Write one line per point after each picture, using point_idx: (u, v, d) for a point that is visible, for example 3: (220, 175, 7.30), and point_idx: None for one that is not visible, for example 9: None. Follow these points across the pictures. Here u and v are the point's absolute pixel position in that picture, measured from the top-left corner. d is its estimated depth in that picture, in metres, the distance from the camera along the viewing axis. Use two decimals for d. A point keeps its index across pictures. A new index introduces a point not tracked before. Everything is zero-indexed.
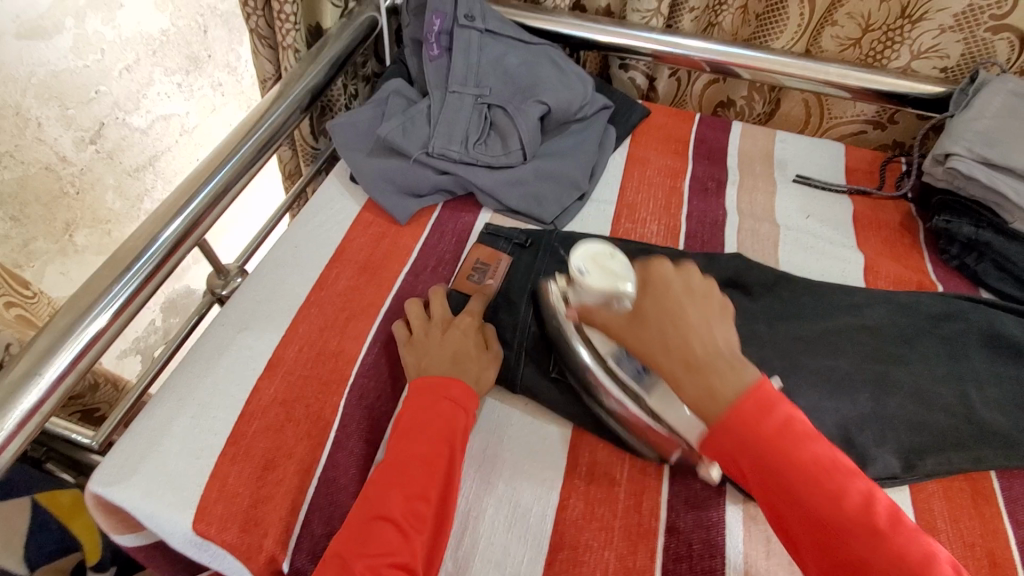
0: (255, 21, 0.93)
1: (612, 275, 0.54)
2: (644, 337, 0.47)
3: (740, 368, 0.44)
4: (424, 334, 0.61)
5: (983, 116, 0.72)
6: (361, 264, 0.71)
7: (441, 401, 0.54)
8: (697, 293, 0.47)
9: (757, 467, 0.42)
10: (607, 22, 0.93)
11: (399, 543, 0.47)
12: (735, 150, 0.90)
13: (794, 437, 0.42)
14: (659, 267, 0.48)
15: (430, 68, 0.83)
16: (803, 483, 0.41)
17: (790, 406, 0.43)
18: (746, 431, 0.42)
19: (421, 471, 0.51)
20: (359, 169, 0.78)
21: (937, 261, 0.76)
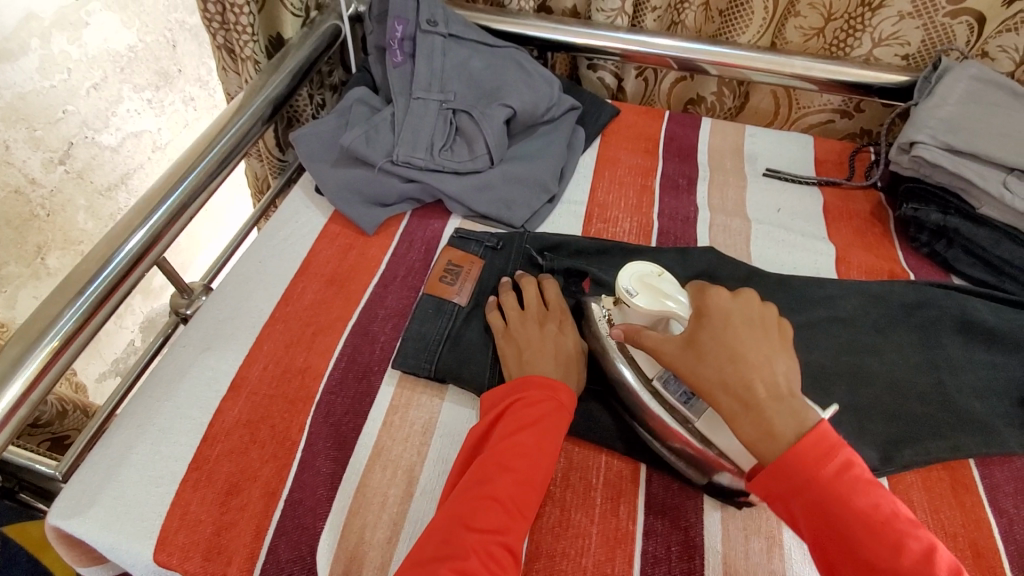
0: (218, 37, 0.91)
1: (662, 297, 0.53)
2: (700, 369, 0.49)
3: (800, 411, 0.45)
4: (523, 328, 0.61)
5: (946, 103, 0.72)
6: (328, 276, 0.70)
7: (549, 399, 0.53)
8: (759, 331, 0.49)
9: (809, 510, 0.43)
10: (572, 23, 0.93)
11: (508, 526, 0.47)
12: (705, 146, 0.90)
13: (854, 486, 0.42)
14: (716, 300, 0.51)
15: (394, 75, 0.81)
16: (862, 535, 0.41)
17: (854, 456, 0.44)
18: (807, 476, 0.43)
19: (528, 459, 0.50)
20: (323, 181, 0.76)
21: (908, 249, 0.76)
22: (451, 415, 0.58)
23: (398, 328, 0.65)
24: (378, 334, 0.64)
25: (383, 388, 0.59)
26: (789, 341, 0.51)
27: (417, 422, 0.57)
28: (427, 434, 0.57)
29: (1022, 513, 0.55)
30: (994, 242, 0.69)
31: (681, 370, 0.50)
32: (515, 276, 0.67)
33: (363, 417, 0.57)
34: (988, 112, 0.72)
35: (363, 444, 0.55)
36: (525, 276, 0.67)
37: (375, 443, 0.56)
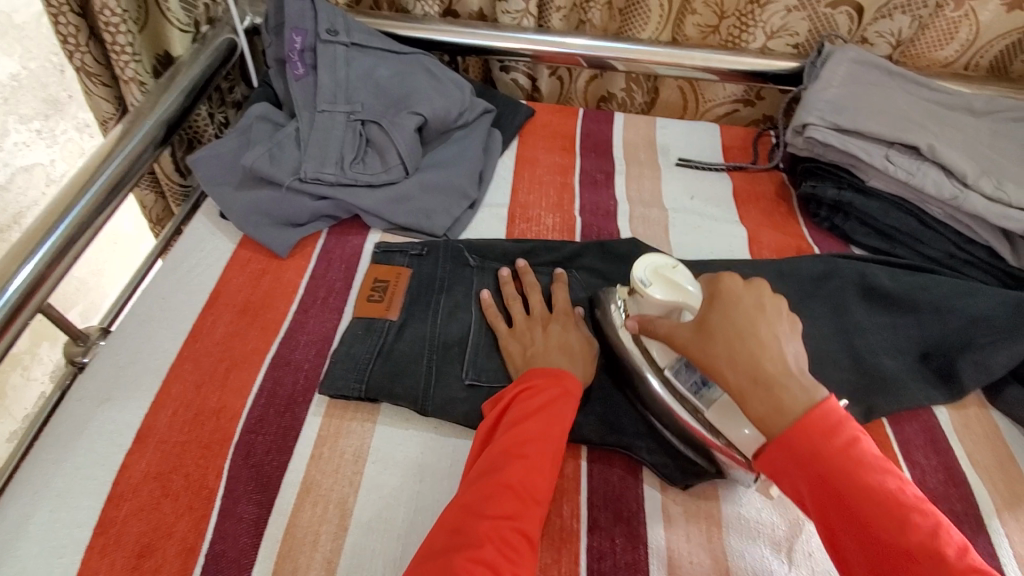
0: (79, 59, 0.84)
1: (679, 290, 0.54)
2: (710, 350, 0.49)
3: (806, 384, 0.46)
4: (528, 329, 0.60)
5: (830, 87, 0.77)
6: (240, 306, 0.66)
7: (555, 386, 0.53)
8: (769, 310, 0.50)
9: (816, 478, 0.44)
10: (479, 26, 0.93)
11: (523, 513, 0.45)
12: (619, 141, 0.92)
13: (854, 455, 0.43)
14: (728, 282, 0.52)
15: (296, 87, 0.78)
16: (870, 507, 0.42)
17: (858, 432, 0.45)
18: (806, 447, 0.44)
19: (537, 446, 0.49)
20: (228, 206, 0.72)
21: (811, 225, 0.81)
22: (381, 435, 0.56)
23: (322, 354, 0.61)
24: (301, 362, 0.60)
25: (310, 419, 0.56)
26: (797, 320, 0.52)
27: (348, 451, 0.54)
28: (359, 462, 0.54)
29: (931, 462, 0.59)
30: (884, 211, 0.74)
31: (691, 352, 0.51)
32: (519, 268, 0.67)
33: (288, 453, 0.54)
34: (868, 92, 0.77)
35: (291, 482, 0.52)
36: (528, 278, 0.66)
37: (304, 479, 0.52)
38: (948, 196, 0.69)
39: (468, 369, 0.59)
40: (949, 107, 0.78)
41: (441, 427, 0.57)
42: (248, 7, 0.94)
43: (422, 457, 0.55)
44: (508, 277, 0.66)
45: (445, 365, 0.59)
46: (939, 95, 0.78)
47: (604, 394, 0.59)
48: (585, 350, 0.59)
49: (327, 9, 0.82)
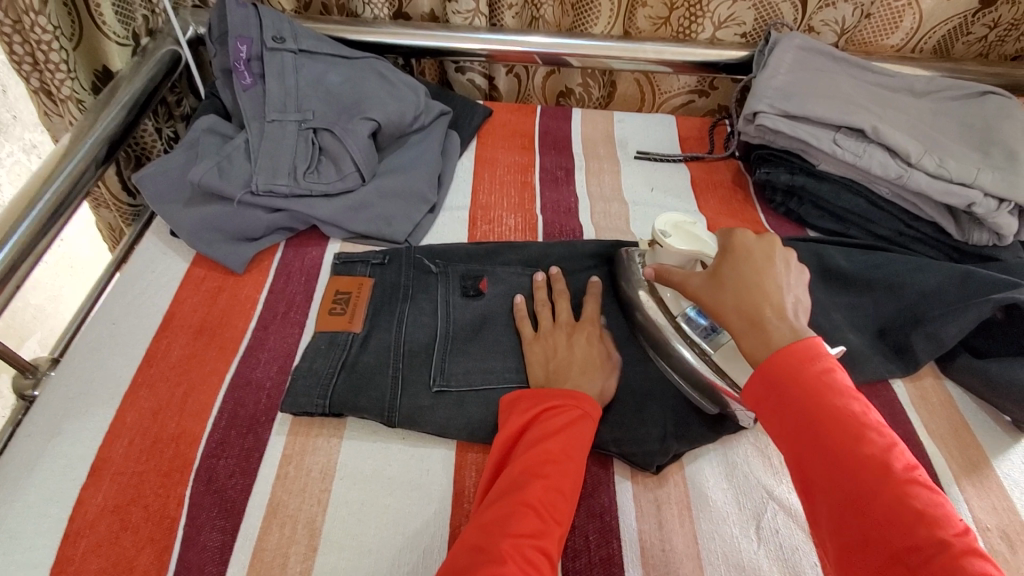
0: (34, 82, 0.81)
1: (697, 240, 0.61)
2: (717, 293, 0.52)
3: (799, 328, 0.47)
4: (553, 336, 0.60)
5: (778, 74, 0.78)
6: (195, 327, 0.64)
7: (574, 408, 0.52)
8: (776, 263, 0.52)
9: (784, 400, 0.44)
10: (430, 27, 0.92)
11: (543, 532, 0.45)
12: (578, 137, 0.92)
13: (828, 383, 0.43)
14: (741, 235, 0.54)
15: (244, 98, 0.76)
16: (831, 425, 0.42)
17: (837, 367, 0.45)
18: (782, 370, 0.45)
19: (557, 466, 0.48)
20: (177, 224, 0.69)
21: (767, 211, 0.83)
22: (347, 450, 0.55)
23: (284, 370, 0.60)
24: (262, 381, 0.59)
25: (273, 438, 0.55)
26: (803, 279, 0.54)
27: (315, 468, 0.53)
28: (326, 479, 0.53)
29: None
30: (835, 194, 0.76)
31: (699, 296, 0.54)
32: (551, 275, 0.67)
33: (252, 476, 0.52)
34: (814, 78, 0.79)
35: (255, 505, 0.51)
36: (557, 288, 0.65)
37: (270, 500, 0.51)
38: (894, 175, 0.71)
39: (436, 377, 0.58)
40: (892, 89, 0.80)
41: (410, 437, 0.56)
42: (190, 17, 0.91)
43: (391, 468, 0.54)
44: (540, 283, 0.66)
45: (411, 373, 0.59)
46: (882, 78, 0.80)
47: None
48: (607, 365, 0.59)
49: (272, 17, 0.80)
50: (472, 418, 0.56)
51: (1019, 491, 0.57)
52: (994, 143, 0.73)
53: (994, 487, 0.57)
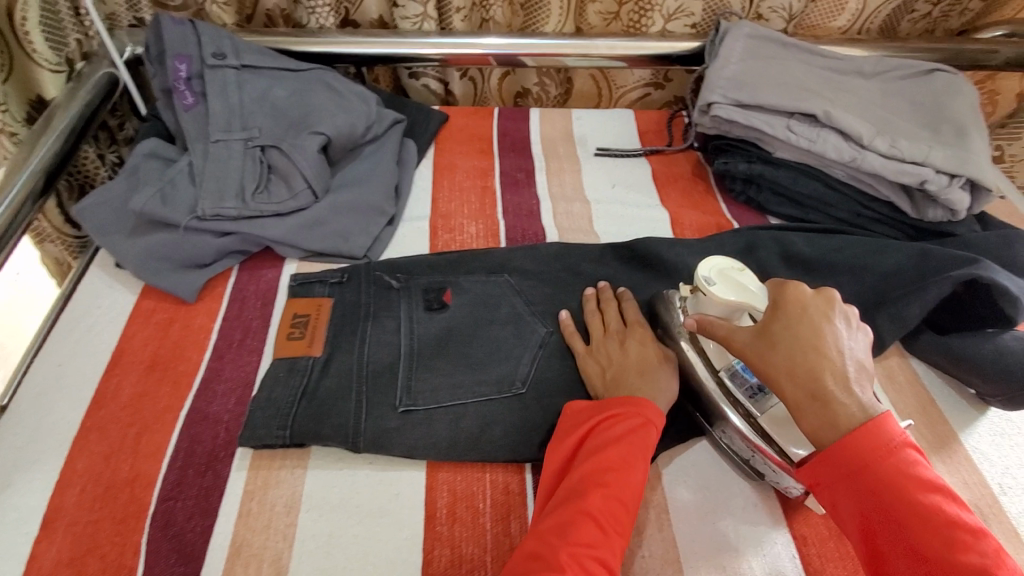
0: None
1: (746, 290, 0.52)
2: (771, 356, 0.47)
3: (866, 404, 0.44)
4: (605, 345, 0.59)
5: (730, 63, 0.78)
6: (147, 362, 0.61)
7: (636, 418, 0.51)
8: (836, 322, 0.47)
9: (863, 490, 0.42)
10: (379, 34, 0.90)
11: (603, 542, 0.44)
12: (537, 137, 0.91)
13: (901, 471, 0.41)
14: (794, 289, 0.49)
15: (186, 118, 0.73)
16: (913, 521, 0.40)
17: (911, 451, 0.42)
18: (849, 460, 0.43)
19: (621, 475, 0.48)
20: (122, 255, 0.66)
21: (729, 200, 0.83)
22: (312, 480, 0.53)
23: (243, 402, 0.58)
24: (220, 415, 0.57)
25: (233, 475, 0.53)
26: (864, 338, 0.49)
27: (279, 502, 0.51)
28: (292, 512, 0.51)
29: None
30: (793, 180, 0.76)
31: (749, 356, 0.49)
32: (597, 290, 0.66)
33: (213, 515, 0.50)
34: (765, 65, 0.79)
35: (217, 546, 0.48)
36: (605, 296, 0.65)
37: (233, 540, 0.49)
38: (848, 158, 0.72)
39: (402, 397, 0.57)
40: (842, 72, 0.81)
41: (377, 461, 0.54)
42: (127, 38, 0.87)
43: (360, 496, 0.52)
44: (589, 297, 0.65)
45: (375, 395, 0.57)
46: (831, 62, 0.81)
47: (548, 400, 0.58)
48: (664, 363, 0.57)
49: (211, 33, 0.77)
50: (441, 436, 0.55)
51: (987, 464, 0.57)
52: (942, 120, 0.75)
53: (963, 462, 0.57)
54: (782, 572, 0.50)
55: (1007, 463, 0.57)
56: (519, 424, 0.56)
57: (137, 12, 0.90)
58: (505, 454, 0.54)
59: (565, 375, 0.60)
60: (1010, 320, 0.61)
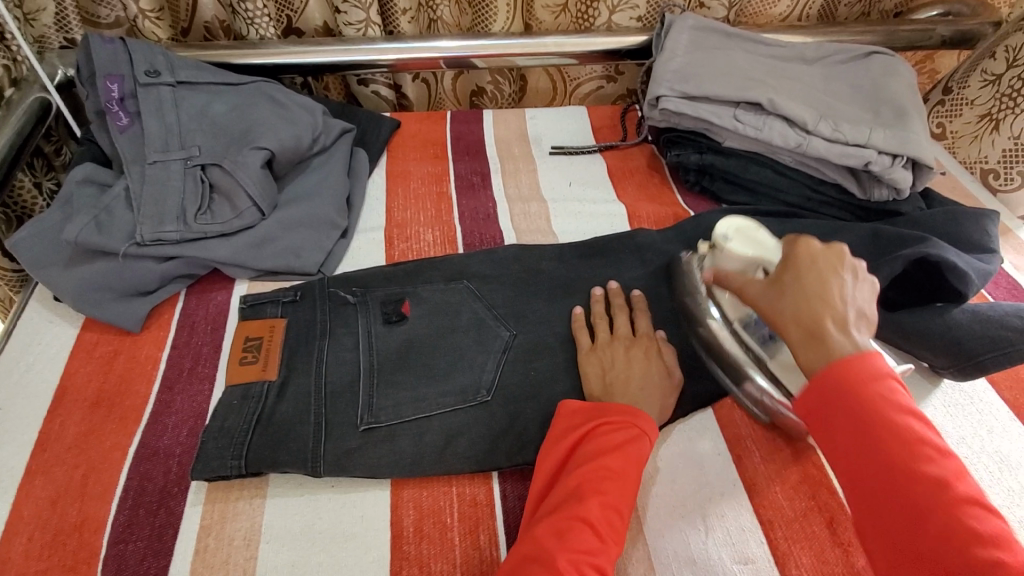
0: None
1: (760, 245, 0.57)
2: (777, 302, 0.46)
3: (861, 346, 0.42)
4: (610, 349, 0.59)
5: (676, 56, 0.78)
6: (92, 399, 0.58)
7: (631, 423, 0.51)
8: (846, 275, 0.46)
9: (847, 427, 0.40)
10: (323, 42, 0.88)
11: (601, 548, 0.44)
12: (491, 139, 0.90)
13: (887, 398, 0.40)
14: (806, 242, 0.47)
15: (121, 141, 0.70)
16: (890, 450, 0.38)
17: (897, 384, 0.41)
18: (838, 381, 0.41)
19: (618, 482, 0.48)
20: (59, 288, 0.63)
21: (684, 191, 0.84)
22: (271, 509, 0.51)
23: (196, 433, 0.55)
24: (170, 448, 0.54)
25: (188, 511, 0.51)
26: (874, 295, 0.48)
27: (237, 535, 0.49)
28: (251, 545, 0.49)
29: None
30: (743, 168, 0.77)
31: (759, 304, 0.48)
32: (610, 288, 0.65)
33: (166, 556, 0.48)
34: (709, 56, 0.79)
35: None
36: (615, 302, 0.64)
37: None
38: (794, 144, 0.73)
39: (362, 415, 0.55)
40: (785, 59, 0.82)
41: (340, 484, 0.53)
42: (57, 61, 0.83)
43: (322, 521, 0.51)
44: (599, 297, 0.64)
45: (335, 415, 0.55)
46: (774, 49, 0.82)
47: (512, 405, 0.57)
48: (666, 382, 0.58)
49: (143, 50, 0.74)
50: (404, 453, 0.54)
51: (943, 435, 0.59)
52: (883, 101, 0.76)
53: None
54: (751, 559, 0.49)
55: (962, 433, 0.59)
56: (485, 432, 0.55)
57: (67, 33, 0.85)
58: (471, 465, 0.54)
59: (530, 380, 0.59)
60: (961, 295, 0.62)
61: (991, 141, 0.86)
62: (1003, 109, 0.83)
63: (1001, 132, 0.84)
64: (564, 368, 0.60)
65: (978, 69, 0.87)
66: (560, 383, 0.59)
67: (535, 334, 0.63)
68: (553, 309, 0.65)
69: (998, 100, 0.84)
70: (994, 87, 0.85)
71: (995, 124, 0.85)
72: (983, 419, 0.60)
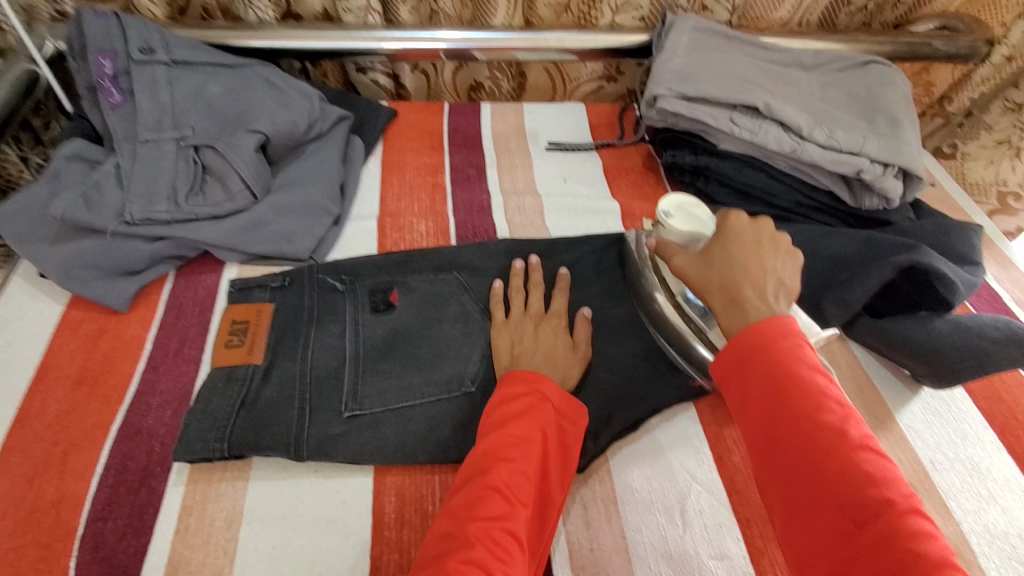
0: None
1: (700, 220, 0.64)
2: (706, 271, 0.52)
3: (774, 309, 0.48)
4: (521, 326, 0.60)
5: (676, 56, 0.79)
6: (74, 376, 0.57)
7: (533, 391, 0.52)
8: (767, 247, 0.52)
9: (766, 380, 0.44)
10: (323, 27, 0.87)
11: (511, 513, 0.44)
12: (488, 133, 0.90)
13: (797, 356, 0.44)
14: (735, 219, 0.54)
15: (113, 118, 0.69)
16: (797, 399, 0.43)
17: (807, 346, 0.45)
18: (750, 344, 0.46)
19: (523, 449, 0.48)
20: (43, 264, 0.62)
21: (678, 192, 0.84)
22: (252, 491, 0.51)
23: (179, 414, 0.55)
24: (154, 429, 0.54)
25: (169, 491, 0.50)
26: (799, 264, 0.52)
27: (218, 517, 0.49)
28: (232, 527, 0.49)
29: None
30: (737, 171, 0.77)
31: (688, 275, 0.54)
32: (532, 263, 0.66)
33: (146, 534, 0.48)
34: (709, 57, 0.79)
35: (153, 566, 0.46)
36: (534, 278, 0.65)
37: (169, 558, 0.47)
38: (789, 149, 0.73)
39: (346, 402, 0.55)
40: (783, 64, 0.82)
41: (323, 470, 0.53)
42: (47, 32, 0.81)
43: (305, 506, 0.51)
44: (519, 271, 0.65)
45: (319, 401, 0.55)
46: (773, 54, 0.82)
47: None
48: (570, 354, 0.58)
49: (138, 27, 0.73)
50: (387, 441, 0.54)
51: (919, 441, 0.60)
52: (877, 111, 0.77)
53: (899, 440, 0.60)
54: (727, 555, 0.50)
55: (939, 440, 0.60)
56: (470, 423, 0.55)
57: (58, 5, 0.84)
58: (454, 454, 0.54)
59: None
60: (946, 304, 0.63)
61: (1009, 166, 0.92)
62: (1022, 137, 0.89)
63: (1022, 159, 0.90)
64: None
65: (1001, 96, 0.91)
66: None
67: None
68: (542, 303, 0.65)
69: (1017, 129, 0.89)
70: (1014, 115, 0.89)
71: (1015, 151, 0.90)
72: (959, 427, 0.61)
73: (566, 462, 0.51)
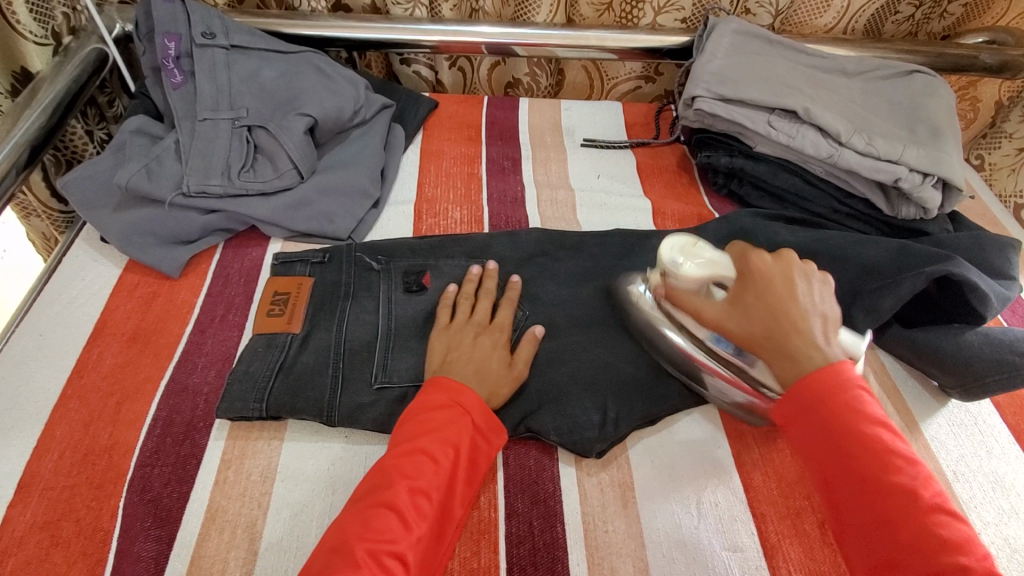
0: None
1: (709, 262, 0.57)
2: (744, 322, 0.52)
3: (830, 354, 0.47)
4: (461, 332, 0.59)
5: (715, 58, 0.79)
6: (129, 334, 0.62)
7: (452, 404, 0.51)
8: (799, 285, 0.51)
9: (829, 434, 0.43)
10: (371, 19, 0.90)
11: (403, 535, 0.43)
12: (525, 127, 0.92)
13: (862, 410, 0.44)
14: (757, 260, 0.53)
15: (175, 97, 0.73)
16: (864, 454, 0.42)
17: (868, 393, 0.45)
18: (817, 397, 0.45)
19: (431, 467, 0.47)
20: (106, 230, 0.67)
21: (711, 193, 0.85)
22: (286, 451, 0.54)
23: (222, 375, 0.59)
24: (199, 386, 0.58)
25: (211, 444, 0.54)
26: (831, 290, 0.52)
27: (255, 472, 0.53)
28: (267, 482, 0.52)
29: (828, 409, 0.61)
30: (772, 174, 0.78)
31: (723, 326, 0.53)
32: (487, 270, 0.65)
33: (188, 482, 0.51)
34: (749, 61, 0.80)
35: (193, 512, 0.50)
36: (486, 286, 0.64)
37: (209, 506, 0.50)
38: (825, 154, 0.73)
39: (377, 374, 0.58)
40: (825, 70, 0.82)
41: (353, 437, 0.56)
42: (117, 14, 0.85)
43: (336, 469, 0.54)
44: (473, 277, 0.65)
45: (352, 371, 0.58)
46: (815, 60, 0.82)
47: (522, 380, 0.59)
48: (505, 371, 0.57)
49: (201, 12, 0.77)
50: None
51: (943, 452, 0.59)
52: (919, 120, 0.76)
53: (922, 450, 0.59)
54: (740, 548, 0.51)
55: (963, 452, 0.59)
56: None
57: None
58: None
59: (538, 357, 0.61)
60: (980, 317, 0.62)
61: None
62: None
63: None
64: (574, 349, 0.62)
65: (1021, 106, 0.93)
66: (566, 362, 0.61)
67: (549, 314, 0.65)
68: (570, 293, 0.67)
69: None
70: None
71: None
72: (985, 441, 0.60)
73: (475, 480, 0.51)
